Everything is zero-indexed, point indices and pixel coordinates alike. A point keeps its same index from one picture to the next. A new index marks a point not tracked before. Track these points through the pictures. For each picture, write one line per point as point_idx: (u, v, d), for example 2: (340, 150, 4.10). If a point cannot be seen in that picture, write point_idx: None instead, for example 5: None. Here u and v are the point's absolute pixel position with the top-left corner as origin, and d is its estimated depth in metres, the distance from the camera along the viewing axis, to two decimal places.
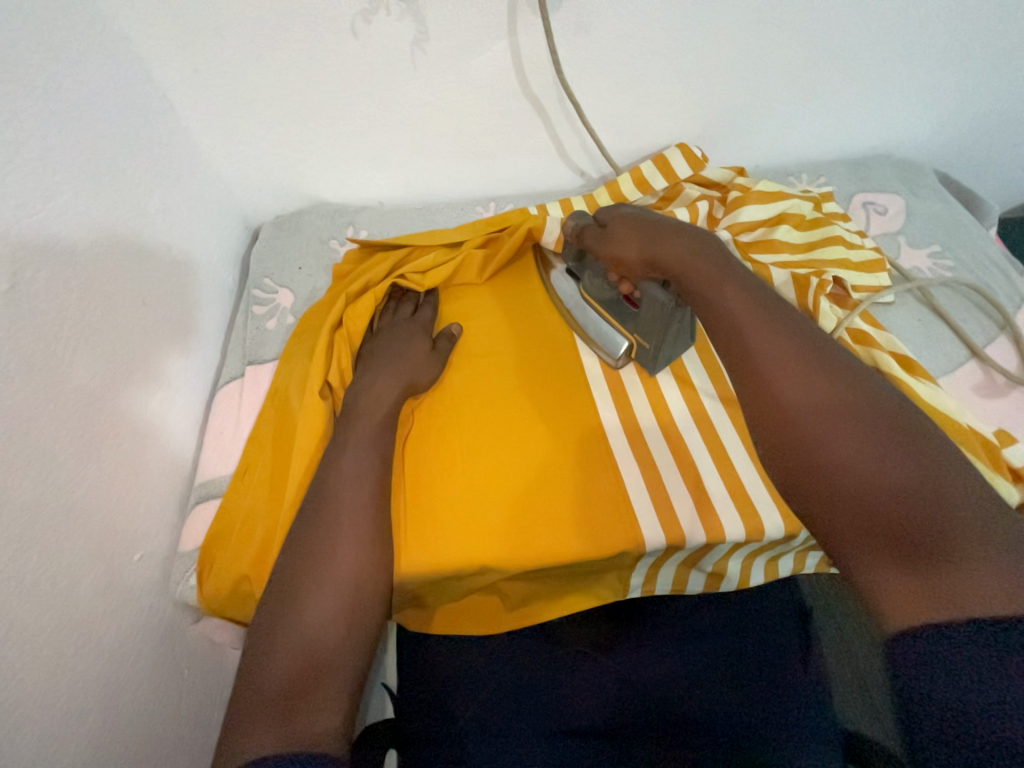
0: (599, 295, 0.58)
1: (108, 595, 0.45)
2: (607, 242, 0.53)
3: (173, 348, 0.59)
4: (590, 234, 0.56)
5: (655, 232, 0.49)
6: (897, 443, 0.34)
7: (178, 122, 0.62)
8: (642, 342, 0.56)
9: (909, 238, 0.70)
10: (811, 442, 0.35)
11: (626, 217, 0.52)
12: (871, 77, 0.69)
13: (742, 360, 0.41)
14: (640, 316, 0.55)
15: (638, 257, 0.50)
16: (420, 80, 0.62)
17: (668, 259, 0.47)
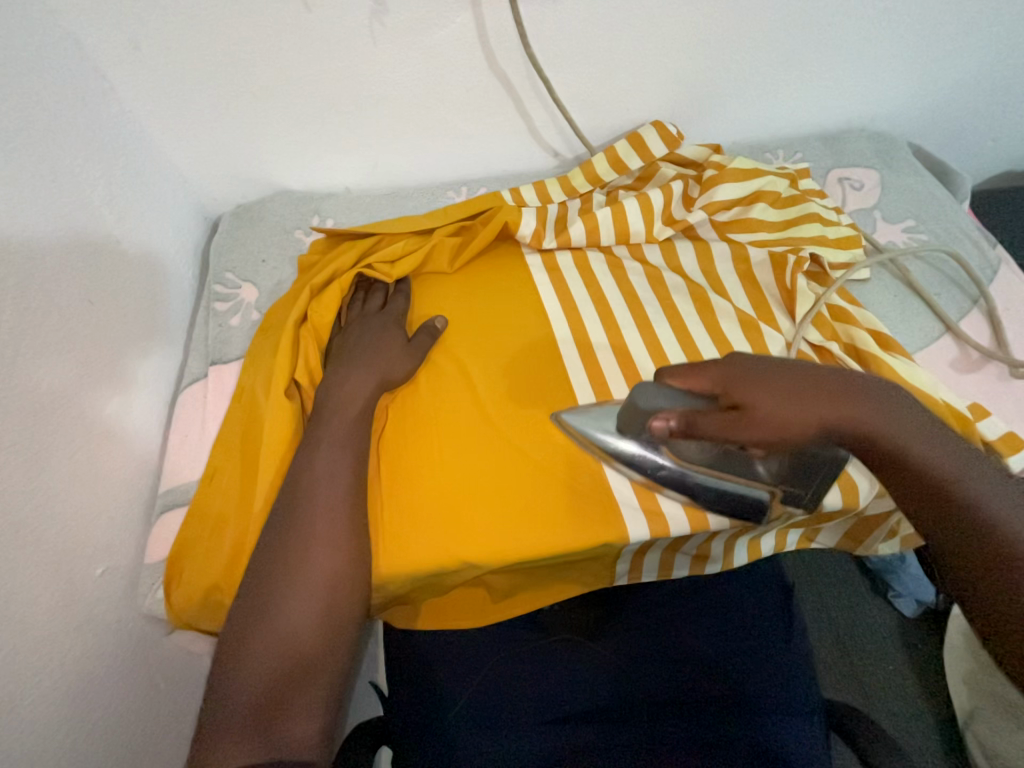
0: (698, 457, 0.43)
1: (70, 612, 0.42)
2: (764, 428, 0.37)
3: (130, 349, 0.55)
4: (711, 422, 0.38)
5: (825, 390, 0.37)
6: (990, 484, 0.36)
7: (121, 106, 0.58)
8: (792, 490, 0.44)
9: (884, 213, 0.70)
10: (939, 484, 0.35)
11: (759, 386, 0.37)
12: (845, 48, 0.68)
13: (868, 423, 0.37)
14: (783, 461, 0.42)
15: (814, 430, 0.37)
16: (381, 56, 0.59)
17: (869, 434, 0.37)
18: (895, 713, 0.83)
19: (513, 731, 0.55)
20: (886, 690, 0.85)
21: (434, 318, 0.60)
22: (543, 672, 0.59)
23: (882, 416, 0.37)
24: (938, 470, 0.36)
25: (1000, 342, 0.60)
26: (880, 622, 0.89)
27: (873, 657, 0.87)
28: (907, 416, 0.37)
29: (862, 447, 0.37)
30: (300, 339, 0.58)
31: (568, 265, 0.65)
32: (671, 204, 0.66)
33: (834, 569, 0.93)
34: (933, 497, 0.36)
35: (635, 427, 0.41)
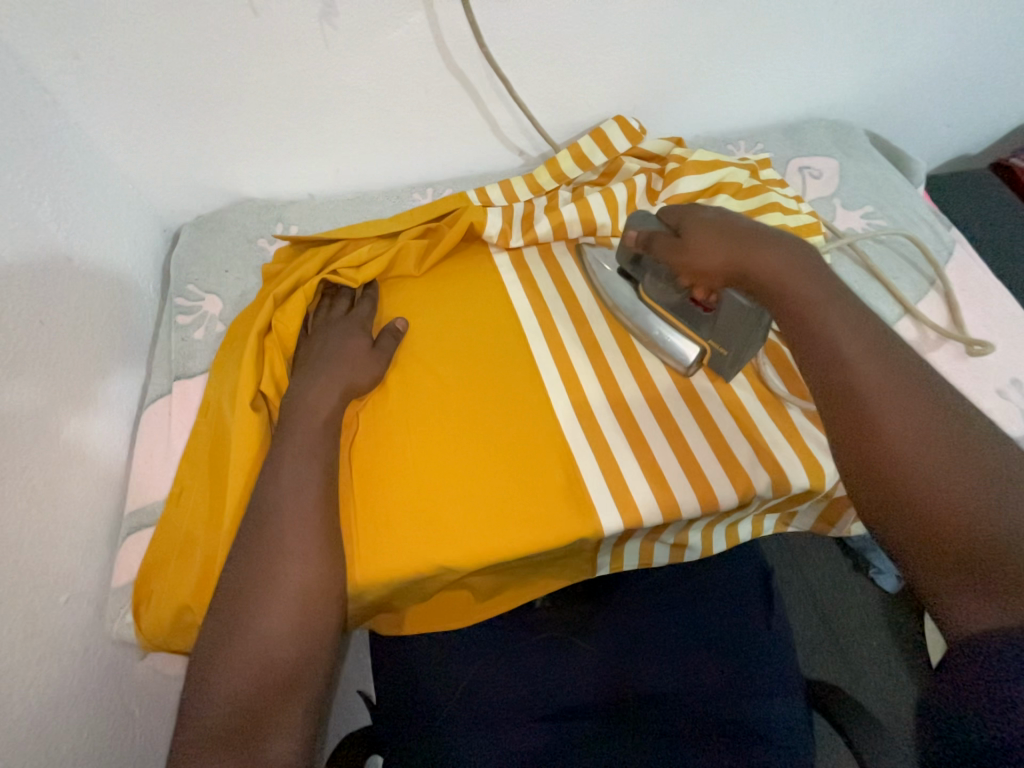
0: (664, 300, 0.55)
1: (34, 644, 0.41)
2: (688, 253, 0.50)
3: (88, 368, 0.54)
4: (660, 242, 0.52)
5: (743, 236, 0.48)
6: (844, 314, 0.43)
7: (66, 118, 0.56)
8: (718, 347, 0.53)
9: (843, 200, 0.71)
10: (797, 304, 0.44)
11: (706, 225, 0.50)
12: (799, 39, 0.69)
13: (756, 257, 0.46)
14: (718, 317, 0.52)
15: (725, 266, 0.48)
16: (335, 60, 0.58)
17: (764, 280, 0.46)
18: (880, 689, 0.85)
19: (503, 730, 0.55)
20: (870, 667, 0.87)
21: (396, 320, 0.60)
22: (531, 671, 0.59)
23: (776, 261, 0.46)
24: (810, 302, 0.44)
25: (956, 322, 0.62)
26: (862, 599, 0.91)
27: (857, 636, 0.89)
28: (800, 270, 0.45)
29: (761, 290, 0.46)
30: (265, 349, 0.57)
31: (536, 264, 0.65)
32: (635, 199, 0.67)
33: (816, 550, 0.95)
34: (801, 329, 0.44)
35: (627, 255, 0.58)
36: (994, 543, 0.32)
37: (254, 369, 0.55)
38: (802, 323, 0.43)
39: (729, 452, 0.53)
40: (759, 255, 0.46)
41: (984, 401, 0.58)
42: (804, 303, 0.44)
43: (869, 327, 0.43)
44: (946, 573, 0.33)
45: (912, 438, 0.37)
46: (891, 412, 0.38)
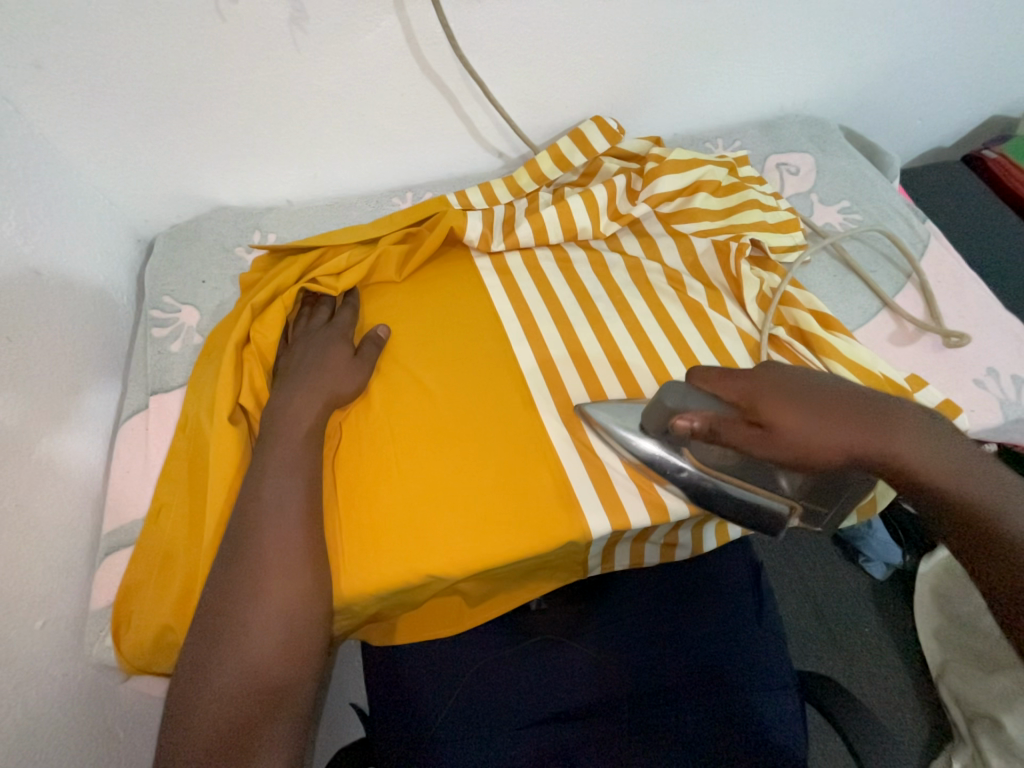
0: (722, 464, 0.46)
1: (10, 672, 0.40)
2: (783, 443, 0.42)
3: (60, 386, 0.52)
4: (732, 429, 0.43)
5: (843, 412, 0.41)
6: (980, 486, 0.38)
7: (29, 127, 0.55)
8: (812, 505, 0.46)
9: (821, 196, 0.72)
10: (929, 480, 0.39)
11: (791, 406, 0.42)
12: (772, 36, 0.69)
13: (873, 437, 0.40)
14: (807, 480, 0.44)
15: (839, 451, 0.41)
16: (307, 63, 0.57)
17: (895, 458, 0.40)
18: (871, 675, 0.86)
19: (498, 732, 0.55)
20: (861, 654, 0.88)
21: (377, 327, 0.59)
22: (524, 673, 0.58)
23: (898, 435, 0.40)
24: (946, 482, 0.39)
25: (933, 314, 0.63)
26: (852, 587, 0.92)
27: (847, 624, 0.90)
28: (949, 453, 0.40)
29: (891, 471, 0.40)
30: (244, 362, 0.56)
31: (518, 266, 0.65)
32: (615, 199, 0.67)
33: (806, 541, 0.96)
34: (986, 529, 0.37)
35: (656, 423, 0.46)
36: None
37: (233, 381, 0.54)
38: (945, 507, 0.39)
39: None
40: (891, 430, 0.40)
41: (961, 390, 0.59)
42: (944, 486, 0.39)
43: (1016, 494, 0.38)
44: None
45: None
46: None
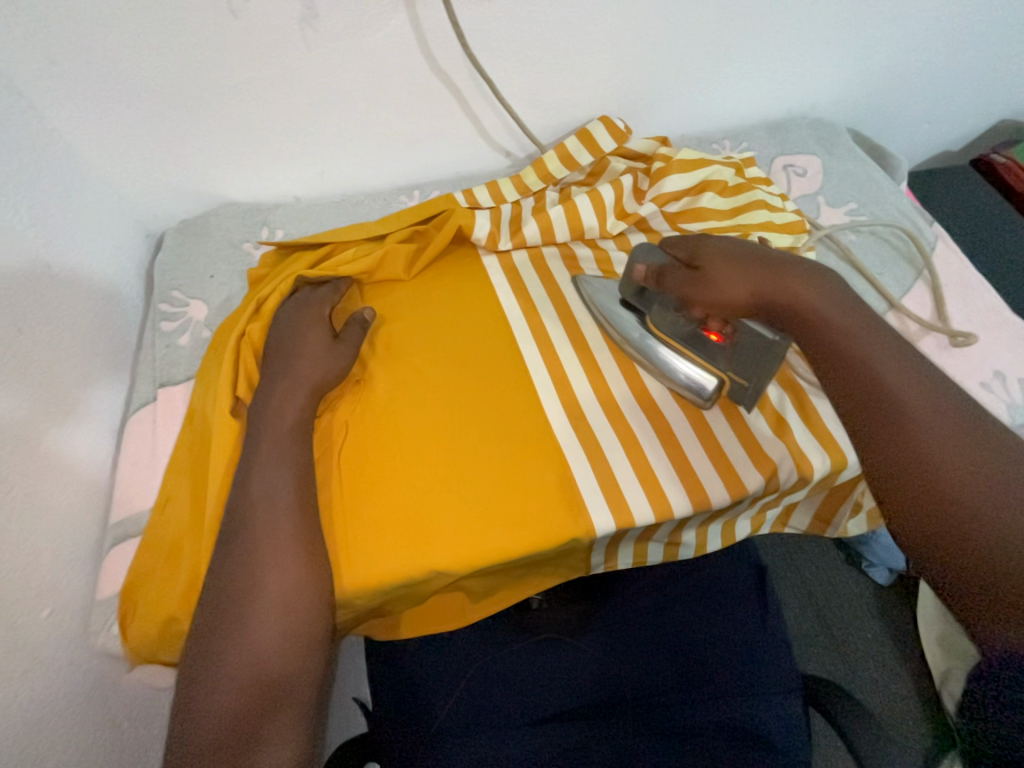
0: (675, 332, 0.54)
1: (16, 660, 0.40)
2: (709, 283, 0.51)
3: (68, 378, 0.53)
4: (675, 274, 0.53)
5: (765, 269, 0.50)
6: (866, 339, 0.45)
7: (43, 122, 0.55)
8: (737, 380, 0.51)
9: (828, 197, 0.72)
10: (824, 328, 0.47)
11: (720, 257, 0.52)
12: (780, 39, 0.70)
13: (780, 290, 0.49)
14: (735, 348, 0.51)
15: (747, 295, 0.50)
16: (318, 62, 0.57)
17: (793, 304, 0.48)
18: (872, 680, 0.86)
19: (500, 731, 0.55)
20: (863, 657, 0.88)
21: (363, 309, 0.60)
22: (525, 677, 0.58)
23: (807, 290, 0.48)
24: (839, 331, 0.46)
25: (941, 315, 0.63)
26: (855, 591, 0.92)
27: (849, 627, 0.90)
28: (832, 301, 0.48)
29: (788, 319, 0.48)
30: (247, 354, 0.56)
31: (524, 265, 0.65)
32: (622, 198, 0.67)
33: (809, 545, 0.96)
34: (855, 387, 0.44)
35: (631, 287, 0.57)
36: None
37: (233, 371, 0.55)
38: (831, 349, 0.46)
39: (720, 452, 0.53)
40: (794, 285, 0.49)
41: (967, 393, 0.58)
42: (836, 330, 0.46)
43: (896, 348, 0.45)
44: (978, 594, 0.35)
45: (980, 492, 0.37)
46: (947, 465, 0.38)
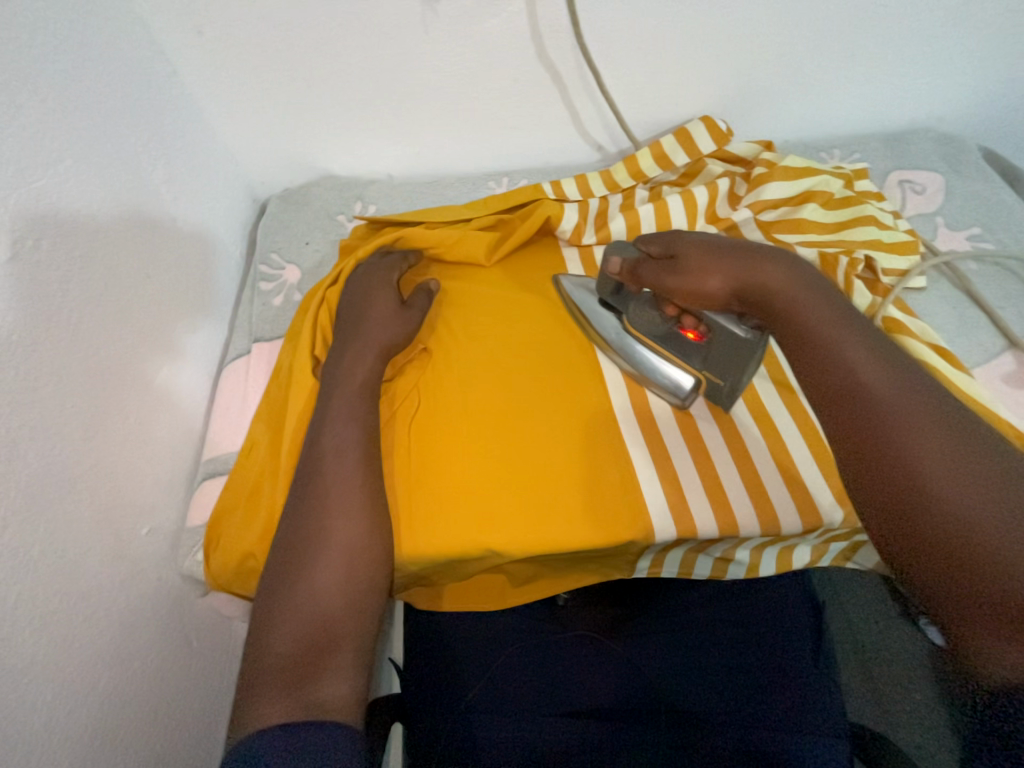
0: (652, 331, 0.53)
1: (117, 568, 0.45)
2: (682, 272, 0.46)
3: (181, 323, 0.58)
4: (650, 265, 0.49)
5: (734, 254, 0.45)
6: (846, 331, 0.40)
7: (182, 87, 0.60)
8: (713, 379, 0.51)
9: (947, 220, 0.66)
10: (803, 319, 0.41)
11: (696, 244, 0.47)
12: (914, 43, 0.64)
13: (753, 277, 0.43)
14: (710, 349, 0.49)
15: (722, 286, 0.44)
16: (431, 44, 0.59)
17: (766, 293, 0.42)
18: (923, 744, 0.80)
19: (529, 717, 0.55)
20: (915, 718, 0.81)
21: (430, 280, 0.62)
22: (558, 670, 0.58)
23: (778, 278, 0.43)
24: (817, 322, 0.40)
25: None
26: (915, 646, 0.85)
27: (903, 684, 0.83)
28: (809, 288, 0.42)
29: (765, 309, 0.43)
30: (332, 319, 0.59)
31: None
32: (716, 202, 0.65)
33: (867, 589, 0.90)
34: (834, 387, 0.38)
35: (607, 287, 0.55)
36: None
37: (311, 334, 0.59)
38: (807, 343, 0.40)
39: (795, 475, 0.51)
40: (766, 270, 0.43)
41: None
42: (815, 320, 0.40)
43: (877, 342, 0.39)
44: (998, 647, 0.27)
45: (969, 493, 0.31)
46: (937, 469, 0.32)
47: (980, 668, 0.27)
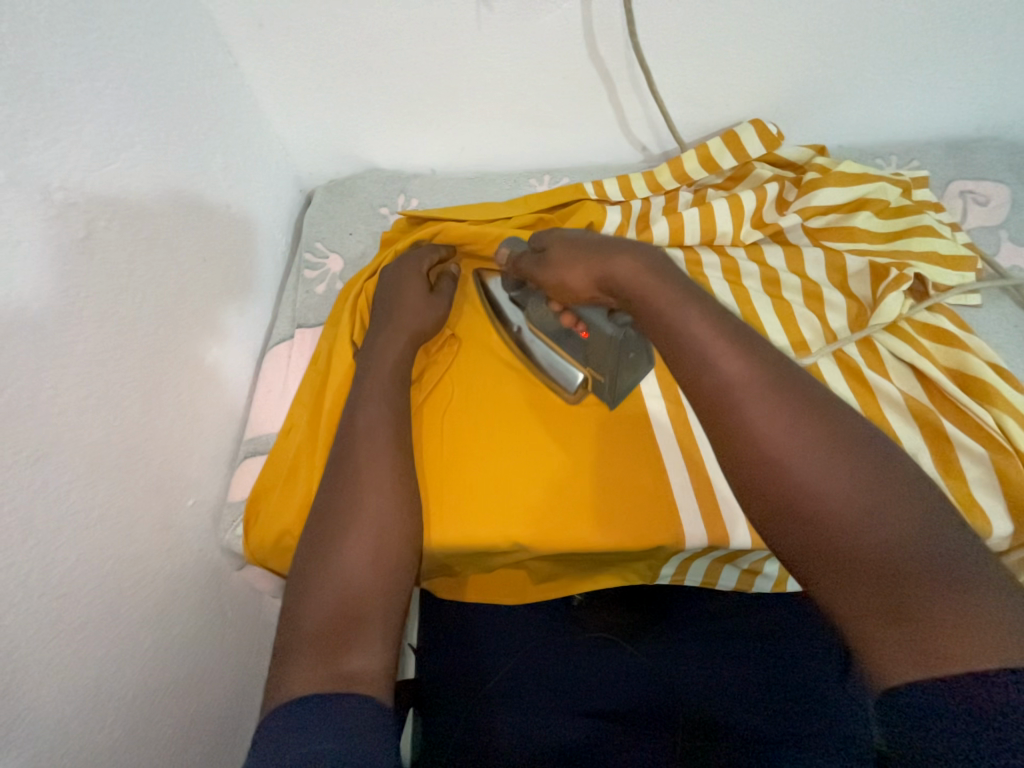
0: (542, 326, 0.54)
1: (164, 535, 0.47)
2: (550, 267, 0.50)
3: (230, 305, 0.60)
4: (528, 262, 0.54)
5: (594, 252, 0.46)
6: (695, 311, 0.39)
7: (241, 79, 0.62)
8: (596, 374, 0.52)
9: (1011, 233, 0.63)
10: (658, 307, 0.41)
11: (565, 240, 0.50)
12: (985, 47, 0.61)
13: (612, 271, 0.44)
14: (588, 343, 0.51)
15: (586, 276, 0.47)
16: (483, 40, 0.59)
17: (623, 285, 0.43)
18: None
19: (543, 712, 0.54)
20: None
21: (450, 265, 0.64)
22: (575, 670, 0.58)
23: (630, 268, 0.43)
24: (670, 309, 0.40)
25: None
26: None
27: None
28: (657, 274, 0.42)
29: (624, 297, 0.44)
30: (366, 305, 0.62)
31: None
32: (763, 207, 0.64)
33: None
34: (696, 373, 0.37)
35: (510, 287, 0.59)
36: (933, 590, 0.27)
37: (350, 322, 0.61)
38: (665, 332, 0.40)
39: None
40: (617, 261, 0.44)
41: None
42: (665, 305, 0.40)
43: (720, 318, 0.39)
44: (872, 617, 0.28)
45: (835, 472, 0.31)
46: (799, 447, 0.33)
47: (872, 644, 0.28)
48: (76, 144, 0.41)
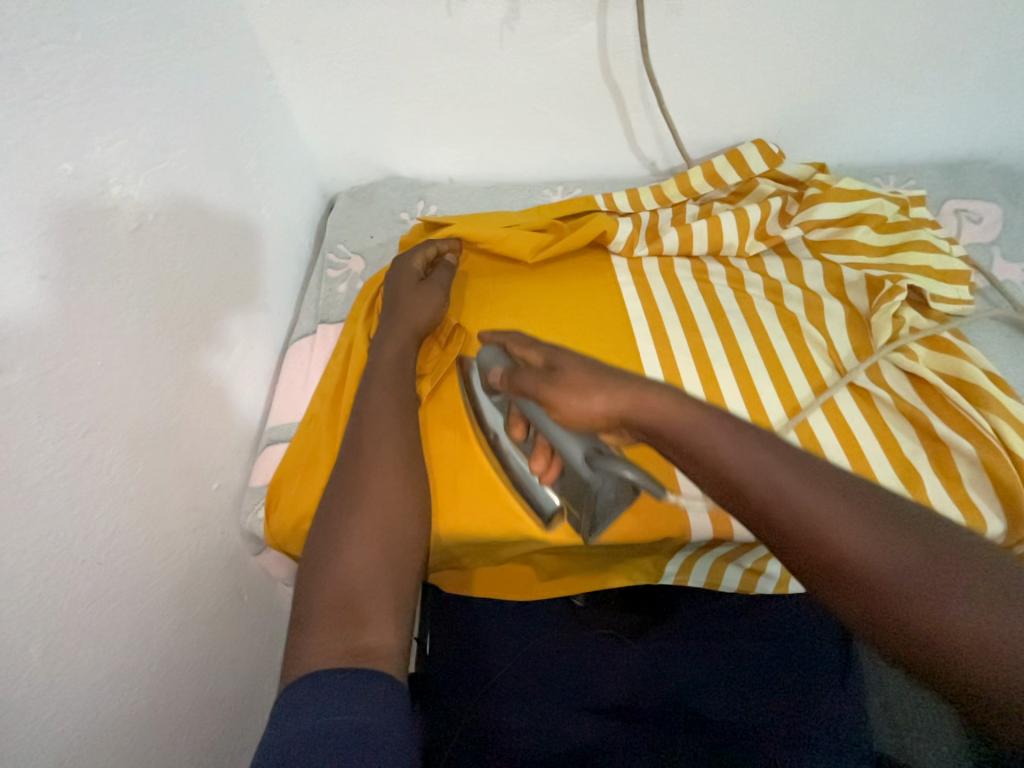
0: (520, 445, 0.47)
1: (191, 516, 0.49)
2: (560, 392, 0.40)
3: (258, 301, 0.63)
4: (527, 379, 0.43)
5: (612, 380, 0.40)
6: (693, 407, 0.38)
7: (276, 89, 0.66)
8: (571, 512, 0.45)
9: (1004, 250, 0.66)
10: (656, 405, 0.38)
11: (580, 364, 0.41)
12: (975, 75, 0.65)
13: (638, 403, 0.38)
14: (568, 480, 0.44)
15: (609, 411, 0.39)
16: (504, 58, 0.63)
17: (657, 418, 0.38)
18: None
19: (548, 704, 0.56)
20: None
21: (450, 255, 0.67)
22: (575, 666, 0.59)
23: (653, 399, 0.38)
24: (669, 411, 0.38)
25: None
26: None
27: None
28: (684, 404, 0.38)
29: (660, 437, 0.38)
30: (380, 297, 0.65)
31: (654, 271, 0.67)
32: (767, 219, 0.67)
33: None
34: (713, 472, 0.36)
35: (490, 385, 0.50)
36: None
37: (367, 316, 0.64)
38: (674, 437, 0.37)
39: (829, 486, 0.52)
40: (649, 394, 0.38)
41: None
42: (664, 405, 0.38)
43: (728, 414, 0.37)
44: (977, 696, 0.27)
45: (890, 550, 0.31)
46: (844, 531, 0.32)
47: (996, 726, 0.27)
48: (132, 144, 0.44)
